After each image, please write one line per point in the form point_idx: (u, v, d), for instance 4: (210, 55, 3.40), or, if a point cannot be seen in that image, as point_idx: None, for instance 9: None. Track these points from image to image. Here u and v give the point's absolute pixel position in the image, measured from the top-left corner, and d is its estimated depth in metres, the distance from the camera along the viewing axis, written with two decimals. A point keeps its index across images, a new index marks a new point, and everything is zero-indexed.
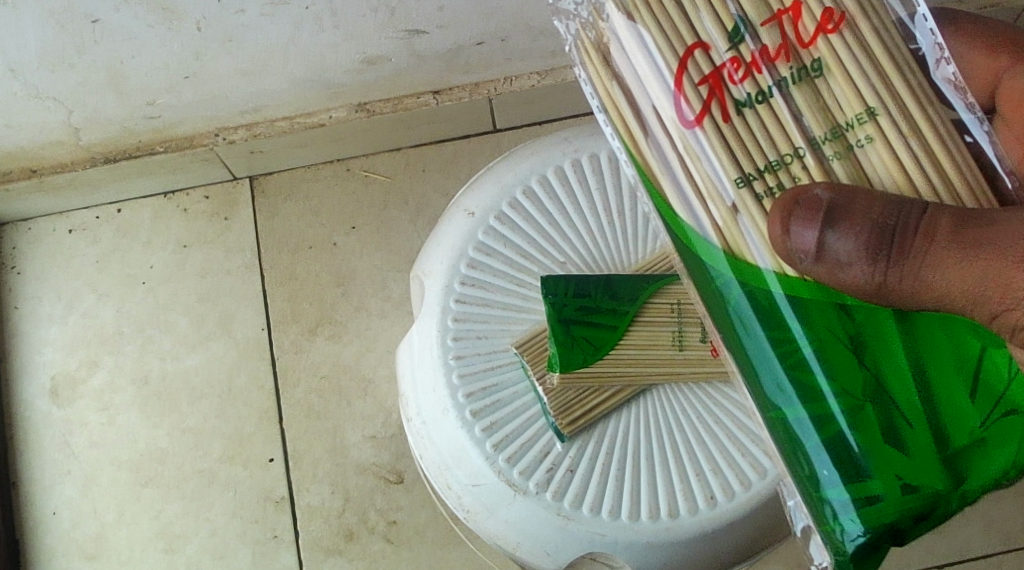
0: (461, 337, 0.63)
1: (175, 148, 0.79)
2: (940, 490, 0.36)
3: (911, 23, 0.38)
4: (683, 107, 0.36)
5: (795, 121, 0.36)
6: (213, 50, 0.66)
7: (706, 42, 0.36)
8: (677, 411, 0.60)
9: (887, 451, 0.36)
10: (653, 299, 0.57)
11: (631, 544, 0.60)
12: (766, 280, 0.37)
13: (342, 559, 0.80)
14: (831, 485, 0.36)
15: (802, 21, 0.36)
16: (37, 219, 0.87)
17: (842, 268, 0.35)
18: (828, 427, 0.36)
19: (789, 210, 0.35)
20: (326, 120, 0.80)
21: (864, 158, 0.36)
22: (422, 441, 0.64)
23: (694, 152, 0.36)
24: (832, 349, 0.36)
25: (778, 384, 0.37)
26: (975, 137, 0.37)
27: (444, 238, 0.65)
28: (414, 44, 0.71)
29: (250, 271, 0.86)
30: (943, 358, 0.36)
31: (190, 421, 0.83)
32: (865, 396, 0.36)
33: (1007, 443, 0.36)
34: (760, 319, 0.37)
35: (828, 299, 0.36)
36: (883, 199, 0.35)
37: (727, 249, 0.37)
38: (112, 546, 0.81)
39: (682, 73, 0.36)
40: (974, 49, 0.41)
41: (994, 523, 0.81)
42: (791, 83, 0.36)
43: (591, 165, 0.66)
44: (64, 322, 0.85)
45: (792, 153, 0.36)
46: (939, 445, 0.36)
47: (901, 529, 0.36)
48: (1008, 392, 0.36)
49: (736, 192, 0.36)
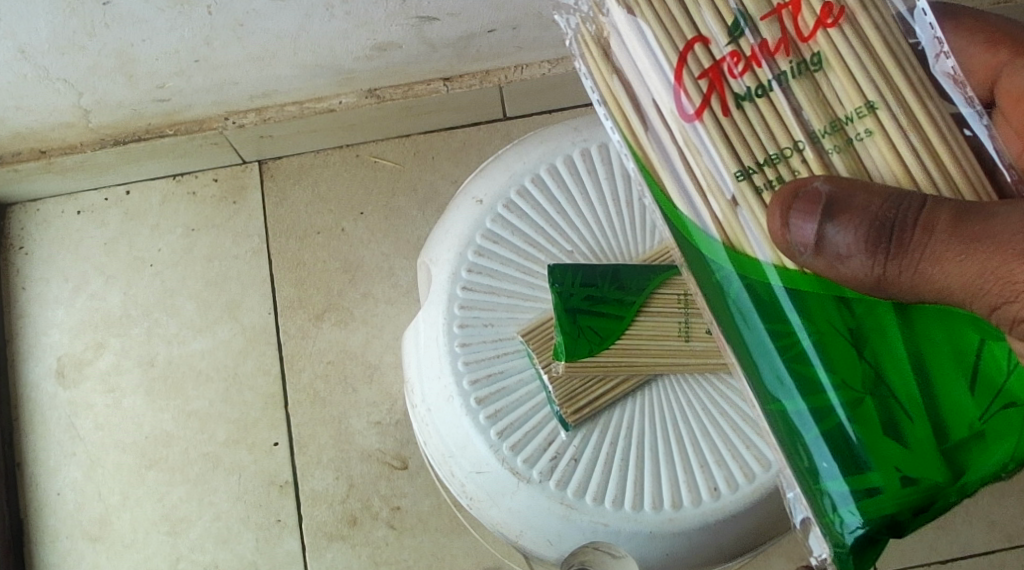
0: (467, 325, 0.63)
1: (185, 132, 0.79)
2: (938, 482, 0.36)
3: (910, 18, 0.38)
4: (683, 101, 0.36)
5: (795, 115, 0.36)
6: (224, 35, 0.66)
7: (706, 37, 0.37)
8: (682, 403, 0.60)
9: (886, 443, 0.36)
10: (659, 290, 0.57)
11: (634, 535, 0.60)
12: (766, 273, 0.37)
13: (345, 545, 0.80)
14: (830, 478, 0.36)
15: (801, 15, 0.36)
16: (46, 202, 0.87)
17: (841, 261, 0.35)
18: (826, 419, 0.36)
19: (788, 204, 0.35)
20: (336, 105, 0.80)
21: (864, 151, 0.36)
22: (427, 428, 0.64)
23: (694, 146, 0.37)
24: (832, 340, 0.36)
25: (778, 375, 0.37)
26: (975, 131, 0.37)
27: (452, 226, 0.65)
28: (425, 31, 0.71)
29: (257, 256, 0.86)
30: (942, 351, 0.36)
31: (195, 405, 0.84)
32: (864, 389, 0.36)
33: (1007, 435, 0.36)
34: (759, 311, 0.37)
35: (826, 293, 0.36)
36: (882, 192, 0.35)
37: (727, 242, 0.37)
38: (116, 528, 0.82)
39: (682, 68, 0.36)
40: (973, 44, 0.41)
41: (996, 520, 0.81)
42: (790, 77, 0.36)
43: (600, 156, 0.65)
44: (71, 304, 0.86)
45: (791, 147, 0.36)
46: (939, 437, 0.36)
47: (901, 521, 0.36)
48: (1007, 384, 0.36)
49: (736, 184, 0.36)
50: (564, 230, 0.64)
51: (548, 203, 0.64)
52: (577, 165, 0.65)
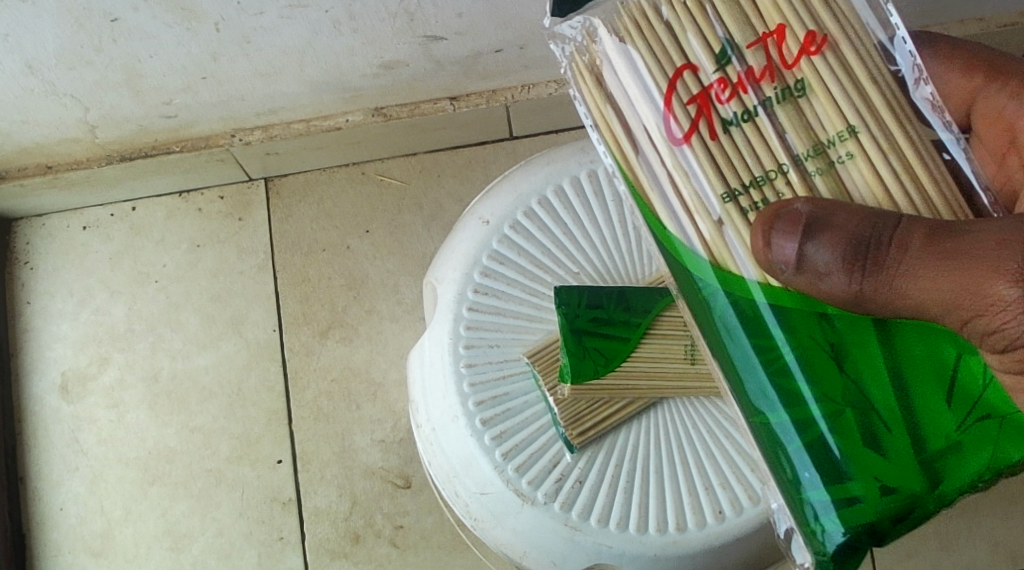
0: (473, 345, 0.63)
1: (191, 148, 0.80)
2: (917, 491, 0.36)
3: (891, 46, 0.38)
4: (671, 126, 0.36)
5: (779, 139, 0.36)
6: (231, 51, 0.66)
7: (695, 63, 0.37)
8: (688, 425, 0.60)
9: (866, 454, 0.36)
10: (665, 313, 0.57)
11: (639, 557, 0.60)
12: (750, 290, 0.37)
13: (348, 563, 0.80)
14: (813, 488, 0.36)
15: (786, 44, 0.36)
16: (52, 215, 0.87)
17: (821, 279, 0.35)
18: (809, 430, 0.36)
19: (770, 224, 0.35)
20: (343, 123, 0.80)
21: (846, 174, 0.36)
22: (431, 447, 0.64)
23: (682, 169, 0.37)
24: (814, 354, 0.36)
25: (762, 389, 0.36)
26: (953, 155, 0.38)
27: (458, 246, 0.65)
28: (432, 49, 0.71)
29: (262, 271, 0.86)
30: (921, 364, 0.36)
31: (199, 420, 0.84)
32: (845, 401, 0.36)
33: (983, 445, 0.36)
34: (744, 328, 0.37)
35: (809, 309, 0.36)
36: (861, 212, 0.35)
37: (713, 261, 0.37)
38: (118, 543, 0.82)
39: (671, 94, 0.36)
40: (952, 69, 0.42)
41: (999, 543, 0.81)
42: (775, 102, 0.36)
43: (606, 177, 0.66)
44: (75, 318, 0.86)
45: (776, 170, 0.36)
46: (917, 448, 0.36)
47: (880, 529, 0.36)
48: (984, 396, 0.36)
49: (722, 206, 0.36)
50: (566, 251, 0.64)
51: (553, 223, 0.64)
52: (583, 186, 0.65)
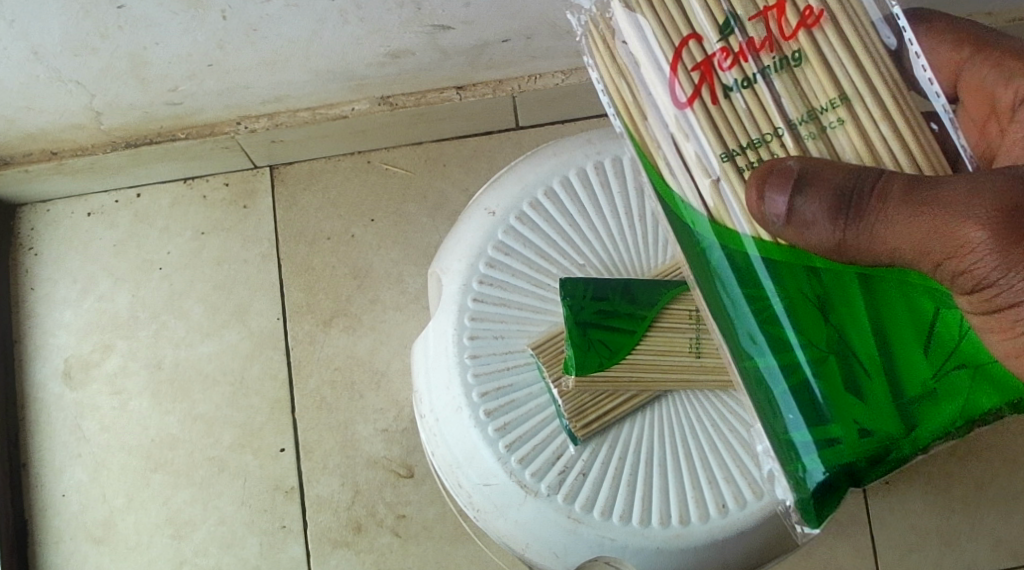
0: (478, 336, 0.62)
1: (196, 135, 0.79)
2: (892, 436, 0.37)
3: (886, 25, 0.39)
4: (675, 90, 0.38)
5: (775, 105, 0.38)
6: (237, 40, 0.66)
7: (699, 33, 0.38)
8: (692, 418, 0.60)
9: (847, 399, 0.37)
10: (671, 306, 0.57)
11: (641, 550, 0.59)
12: (744, 244, 0.38)
13: (349, 552, 0.80)
14: (796, 429, 0.37)
15: (785, 16, 0.38)
16: (56, 202, 0.87)
17: (808, 228, 0.37)
18: (793, 375, 0.37)
19: (763, 179, 0.37)
20: (348, 112, 0.79)
21: (836, 138, 0.38)
22: (435, 438, 0.64)
23: (684, 131, 0.38)
24: (797, 300, 0.37)
25: (751, 334, 0.38)
26: (941, 125, 0.39)
27: (463, 236, 0.65)
28: (439, 39, 0.70)
29: (267, 260, 0.86)
30: (898, 312, 0.37)
31: (202, 409, 0.84)
32: (829, 348, 0.37)
33: (957, 395, 0.37)
34: (735, 277, 0.38)
35: (795, 260, 0.38)
36: (843, 165, 0.37)
37: (711, 217, 0.39)
38: (121, 531, 0.82)
39: (677, 62, 0.38)
40: (942, 42, 0.43)
41: (1002, 540, 0.80)
42: (773, 71, 0.38)
43: (613, 168, 0.65)
44: (79, 306, 0.86)
45: (771, 133, 0.38)
46: (894, 394, 0.37)
47: (858, 471, 0.37)
48: (959, 347, 0.37)
49: (721, 166, 0.38)
50: (572, 243, 0.63)
51: (559, 215, 0.64)
52: (590, 177, 0.65)
